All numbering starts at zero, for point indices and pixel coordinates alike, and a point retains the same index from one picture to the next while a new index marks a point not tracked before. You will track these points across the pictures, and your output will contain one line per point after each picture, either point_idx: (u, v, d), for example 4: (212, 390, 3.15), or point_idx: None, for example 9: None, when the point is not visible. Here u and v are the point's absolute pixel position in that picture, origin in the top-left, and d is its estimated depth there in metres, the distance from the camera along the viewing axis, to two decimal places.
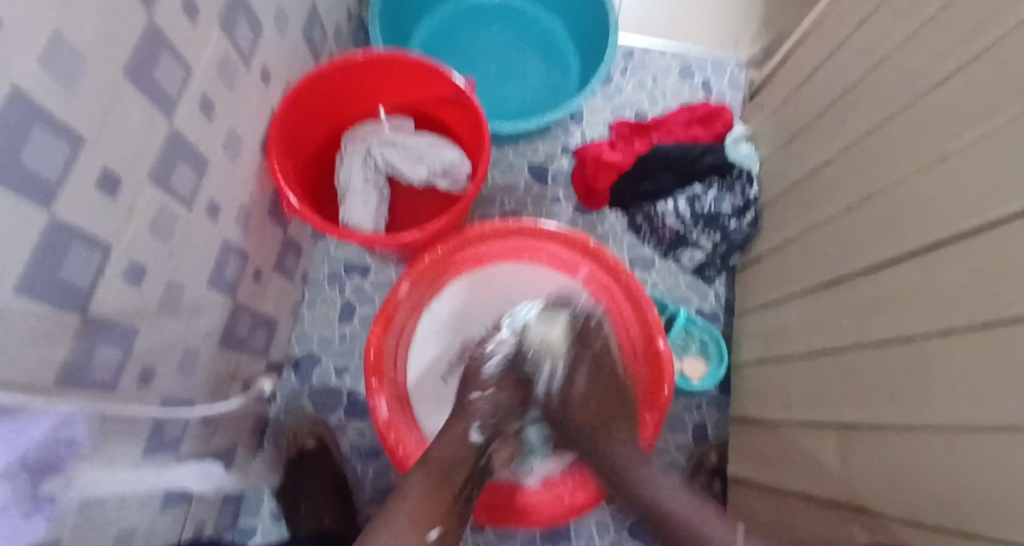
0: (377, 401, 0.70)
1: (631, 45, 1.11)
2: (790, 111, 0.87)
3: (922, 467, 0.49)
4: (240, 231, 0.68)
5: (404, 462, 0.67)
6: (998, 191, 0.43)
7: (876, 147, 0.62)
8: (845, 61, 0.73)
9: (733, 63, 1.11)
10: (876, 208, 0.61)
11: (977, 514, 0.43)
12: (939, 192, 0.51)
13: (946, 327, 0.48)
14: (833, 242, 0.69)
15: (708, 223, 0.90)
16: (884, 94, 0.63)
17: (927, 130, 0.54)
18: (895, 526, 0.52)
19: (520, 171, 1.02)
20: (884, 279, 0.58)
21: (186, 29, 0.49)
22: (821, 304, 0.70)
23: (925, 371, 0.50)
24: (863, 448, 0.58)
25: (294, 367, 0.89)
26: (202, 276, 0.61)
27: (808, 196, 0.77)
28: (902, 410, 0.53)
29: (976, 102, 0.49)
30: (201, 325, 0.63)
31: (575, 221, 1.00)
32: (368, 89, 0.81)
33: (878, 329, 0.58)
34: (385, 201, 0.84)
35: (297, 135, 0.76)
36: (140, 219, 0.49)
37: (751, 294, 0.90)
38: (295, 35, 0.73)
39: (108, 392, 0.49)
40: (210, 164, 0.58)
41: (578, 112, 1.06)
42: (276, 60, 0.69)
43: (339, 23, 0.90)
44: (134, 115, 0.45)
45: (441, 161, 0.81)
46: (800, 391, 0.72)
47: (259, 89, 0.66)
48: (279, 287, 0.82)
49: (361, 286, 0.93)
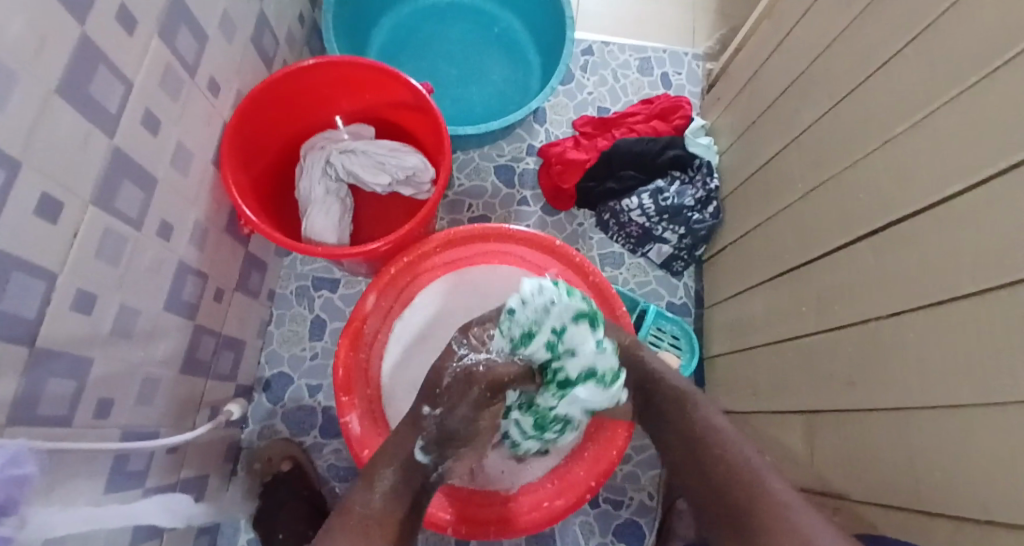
0: (350, 417, 0.69)
1: (589, 43, 1.12)
2: (744, 103, 0.89)
3: (885, 444, 0.51)
4: (196, 251, 0.65)
5: None
6: (947, 173, 0.45)
7: (826, 135, 0.64)
8: (793, 52, 0.75)
9: (689, 57, 1.13)
10: (828, 194, 0.63)
11: (940, 489, 0.44)
12: (888, 177, 0.53)
13: (902, 307, 0.50)
14: (791, 229, 0.71)
15: (673, 216, 0.91)
16: (830, 83, 0.65)
17: (872, 116, 0.56)
18: (863, 503, 0.54)
19: (486, 174, 1.02)
20: (840, 263, 0.60)
21: (123, 42, 0.47)
22: (783, 291, 0.72)
23: (881, 351, 0.52)
24: (828, 429, 0.59)
25: (265, 387, 0.86)
26: (157, 299, 0.59)
27: (765, 186, 0.79)
28: (861, 390, 0.55)
29: (914, 87, 0.50)
30: (159, 350, 0.61)
31: (544, 222, 1.01)
32: (324, 99, 0.80)
33: (837, 312, 0.60)
34: (349, 212, 0.82)
35: (252, 148, 0.74)
36: (86, 243, 0.46)
37: (717, 285, 0.92)
38: (243, 46, 0.71)
39: (62, 426, 0.46)
40: (159, 183, 0.56)
41: (541, 112, 1.07)
42: (225, 73, 0.67)
43: (290, 32, 0.88)
44: (71, 135, 0.43)
45: (402, 168, 0.80)
46: (768, 377, 0.73)
47: (208, 103, 0.64)
48: (243, 305, 0.80)
49: (330, 299, 0.91)
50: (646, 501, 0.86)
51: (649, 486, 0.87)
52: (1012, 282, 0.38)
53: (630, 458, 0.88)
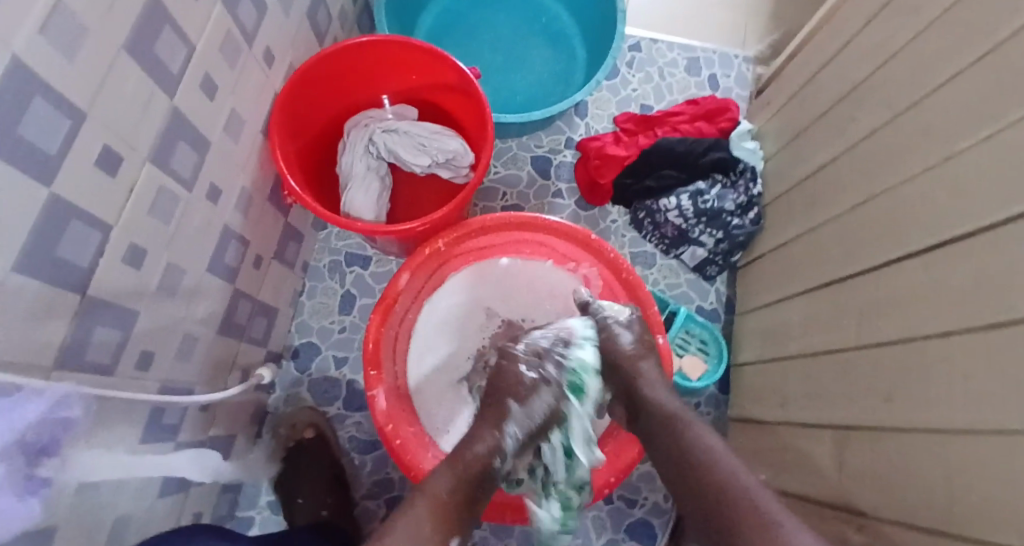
0: (376, 391, 0.68)
1: (637, 39, 1.11)
2: (795, 109, 0.86)
3: (920, 466, 0.49)
4: (241, 217, 0.67)
5: (400, 451, 0.66)
6: (1011, 192, 0.43)
7: (883, 145, 0.62)
8: (852, 60, 0.72)
9: (739, 60, 1.11)
10: (880, 208, 0.61)
11: (975, 515, 0.42)
12: (947, 191, 0.51)
13: (951, 327, 0.48)
14: (836, 241, 0.68)
15: (711, 219, 0.89)
16: (891, 94, 0.62)
17: (936, 128, 0.54)
18: (889, 524, 0.52)
19: (523, 164, 1.02)
20: (886, 279, 0.58)
21: (189, 6, 0.49)
22: (823, 304, 0.69)
23: (926, 371, 0.50)
24: (860, 448, 0.58)
25: (293, 356, 0.88)
26: (202, 259, 0.61)
27: (811, 195, 0.77)
28: (900, 410, 0.53)
29: (986, 102, 0.48)
30: (199, 310, 0.62)
31: (577, 216, 1.00)
32: (372, 76, 0.80)
33: (880, 328, 0.58)
34: (387, 191, 0.83)
35: (300, 121, 0.75)
36: (140, 199, 0.48)
37: (751, 294, 0.90)
38: (299, 19, 0.72)
39: (106, 373, 0.48)
40: (212, 147, 0.58)
41: (583, 106, 1.06)
42: (280, 45, 0.69)
43: (343, 9, 0.88)
44: (134, 93, 0.44)
45: (443, 151, 0.81)
46: (798, 390, 0.72)
47: (262, 73, 0.66)
48: (278, 274, 0.81)
49: (361, 275, 0.92)
50: (660, 502, 0.86)
51: (666, 488, 0.87)
52: None
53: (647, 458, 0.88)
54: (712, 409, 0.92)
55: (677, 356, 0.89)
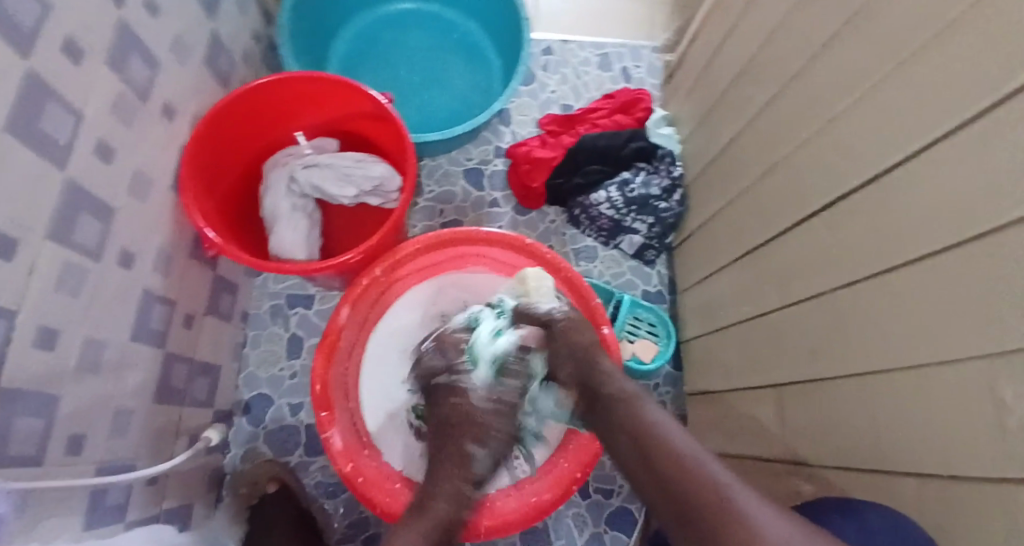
0: (331, 432, 0.67)
1: (549, 43, 1.13)
2: (702, 92, 0.91)
3: (849, 411, 0.53)
4: (161, 278, 0.64)
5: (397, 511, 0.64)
6: (892, 146, 0.47)
7: (777, 118, 0.66)
8: (744, 40, 0.76)
9: (647, 50, 1.15)
10: (784, 176, 0.65)
11: (902, 447, 0.46)
12: (834, 153, 0.55)
13: (858, 276, 0.51)
14: (751, 213, 0.72)
15: (641, 207, 0.93)
16: (779, 68, 0.66)
17: (818, 95, 0.58)
18: (831, 470, 0.55)
19: (455, 179, 1.02)
20: (799, 241, 0.61)
21: (70, 72, 0.47)
22: (749, 274, 0.73)
23: (841, 323, 0.54)
24: (797, 402, 0.61)
25: (245, 410, 0.85)
26: (124, 330, 0.58)
27: (726, 171, 0.80)
28: (826, 362, 0.56)
29: (858, 67, 0.52)
30: (129, 382, 0.59)
31: (516, 222, 1.01)
32: (285, 114, 0.79)
33: (800, 286, 0.61)
34: (316, 226, 0.81)
35: (212, 170, 0.73)
36: (45, 279, 0.46)
37: (689, 271, 0.93)
38: (198, 67, 0.71)
39: (33, 466, 0.45)
40: (118, 212, 0.56)
41: (506, 114, 1.07)
42: (180, 95, 0.67)
43: (246, 49, 0.87)
44: (24, 173, 0.42)
45: (368, 179, 0.80)
46: (738, 358, 0.75)
47: (164, 127, 0.64)
48: (215, 329, 0.79)
49: (306, 315, 0.90)
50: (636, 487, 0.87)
51: None
52: (954, 245, 0.40)
53: None
54: (670, 387, 0.94)
55: (628, 342, 0.91)
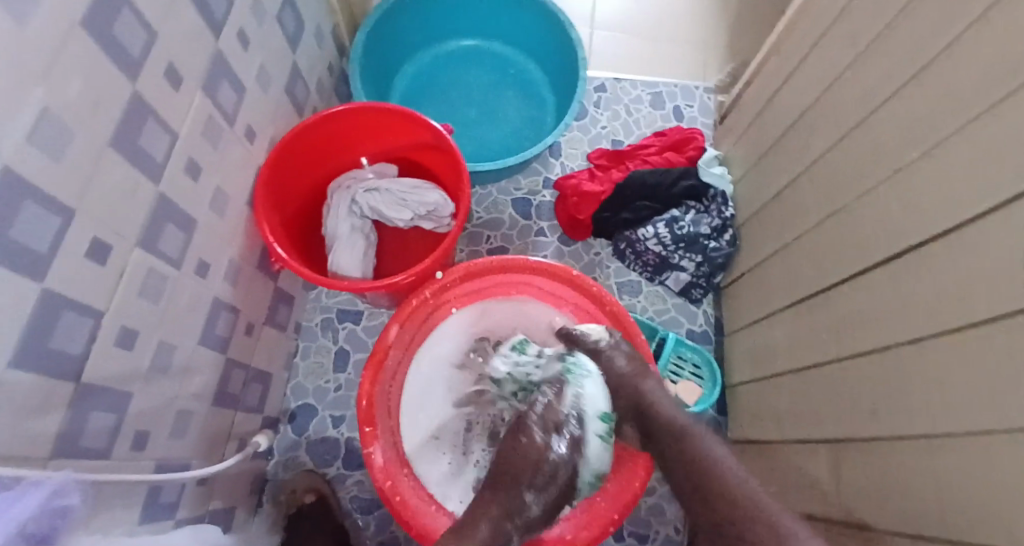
0: (373, 448, 0.68)
1: (602, 80, 1.16)
2: (755, 134, 0.91)
3: (909, 475, 0.50)
4: (230, 288, 0.69)
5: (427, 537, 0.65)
6: (959, 200, 0.46)
7: (836, 164, 0.65)
8: (801, 85, 0.76)
9: (700, 90, 1.16)
10: (842, 223, 0.63)
11: (970, 520, 0.43)
12: (901, 203, 0.53)
13: (923, 333, 0.49)
14: (808, 258, 0.71)
15: (689, 245, 0.92)
16: (839, 114, 0.66)
17: (880, 145, 0.57)
18: (892, 538, 0.52)
19: (504, 207, 1.05)
20: (858, 291, 0.59)
21: (169, 97, 0.52)
22: (803, 320, 0.71)
23: (903, 379, 0.52)
24: (853, 460, 0.58)
25: (290, 419, 0.88)
26: (193, 335, 0.62)
27: (781, 214, 0.79)
28: (885, 419, 0.54)
29: (923, 117, 0.51)
30: (192, 384, 0.63)
31: (561, 252, 1.03)
32: (351, 141, 0.84)
33: (858, 338, 0.59)
34: (372, 247, 0.85)
35: (282, 190, 0.78)
36: (130, 282, 0.50)
37: (737, 313, 0.91)
38: (278, 95, 0.77)
39: (101, 457, 0.49)
40: (199, 225, 0.60)
41: (557, 147, 1.10)
42: (260, 120, 0.72)
43: (320, 79, 0.93)
44: (121, 183, 0.46)
45: (424, 205, 0.83)
46: (790, 406, 0.72)
47: (245, 149, 0.69)
48: (271, 339, 0.82)
49: (354, 331, 0.93)
50: (673, 535, 0.85)
51: (674, 521, 0.86)
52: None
53: (654, 491, 0.87)
54: None
55: (671, 382, 0.89)
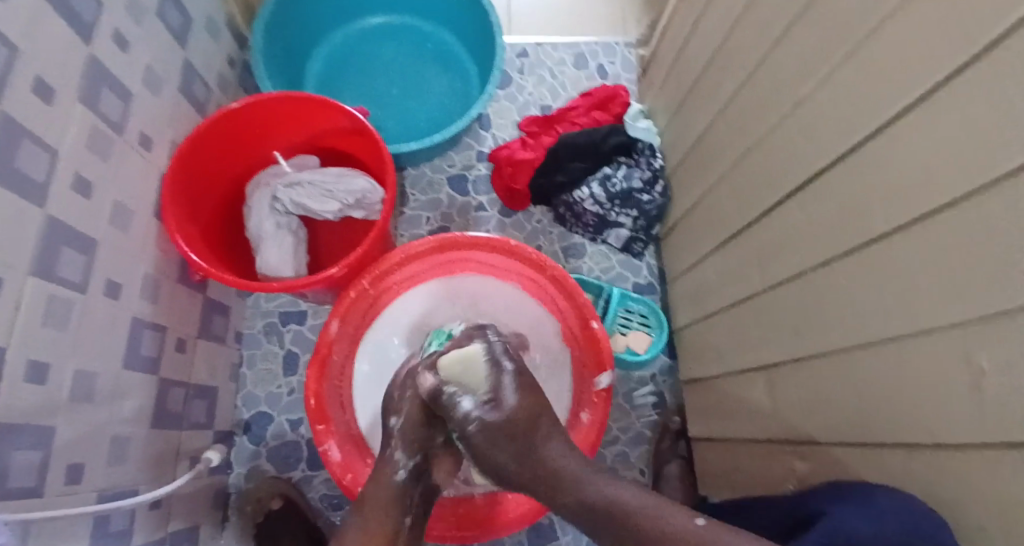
0: (328, 445, 0.69)
1: (523, 46, 1.14)
2: (674, 83, 0.92)
3: (835, 389, 0.53)
4: (150, 304, 0.65)
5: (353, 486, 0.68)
6: (850, 125, 0.48)
7: (745, 105, 0.67)
8: (708, 29, 0.77)
9: (621, 46, 1.16)
10: (756, 159, 0.65)
11: (897, 417, 0.45)
12: (801, 135, 0.55)
13: (833, 255, 0.52)
14: (730, 200, 0.73)
15: (624, 200, 0.93)
16: (742, 54, 0.67)
17: (781, 80, 0.59)
18: (825, 447, 0.55)
19: (440, 186, 1.03)
20: (774, 223, 0.62)
21: (42, 112, 0.48)
22: (730, 260, 0.74)
23: (819, 302, 0.54)
24: (786, 382, 0.61)
25: (245, 430, 0.86)
26: (115, 359, 0.59)
27: (703, 158, 0.81)
28: (807, 339, 0.57)
29: (813, 49, 0.53)
30: (125, 407, 0.60)
31: (502, 224, 1.02)
32: (263, 133, 0.80)
33: (779, 268, 0.62)
34: (303, 243, 0.82)
35: (194, 196, 0.74)
36: (32, 314, 0.46)
37: (676, 260, 0.93)
38: (173, 96, 0.72)
39: (35, 496, 0.46)
40: (101, 243, 0.56)
41: (486, 118, 1.08)
42: (156, 125, 0.68)
43: (222, 74, 0.88)
44: (2, 209, 0.43)
45: (351, 193, 0.80)
46: (728, 342, 0.75)
47: (143, 157, 0.65)
48: (207, 353, 0.79)
49: (300, 331, 0.91)
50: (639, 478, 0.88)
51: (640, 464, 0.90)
52: (919, 218, 0.40)
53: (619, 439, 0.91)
54: (668, 377, 0.94)
55: (621, 334, 0.91)
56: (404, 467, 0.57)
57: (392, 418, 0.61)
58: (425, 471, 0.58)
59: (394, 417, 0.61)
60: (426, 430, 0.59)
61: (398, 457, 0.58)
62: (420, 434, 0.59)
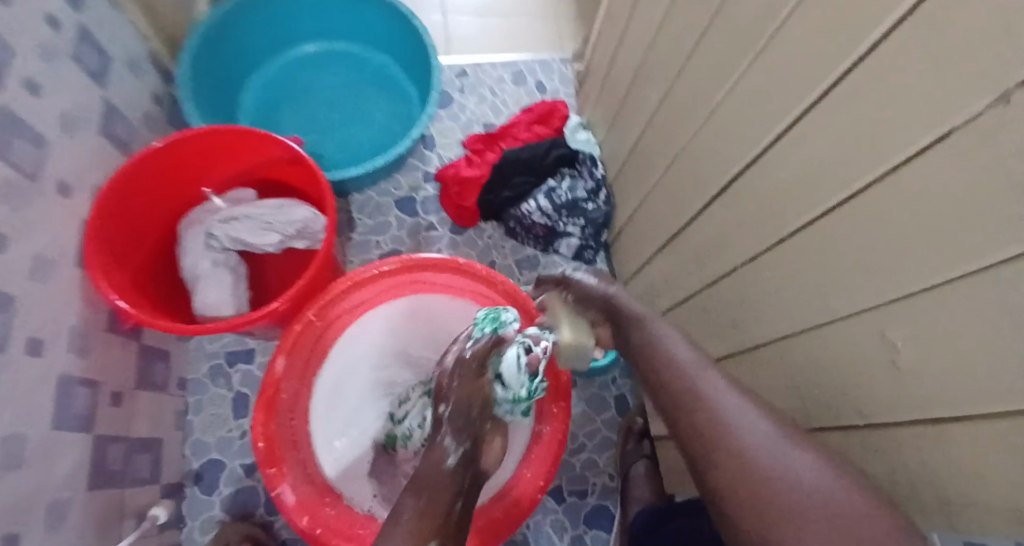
0: (281, 488, 0.65)
1: (460, 65, 1.15)
2: (607, 95, 0.95)
3: (776, 379, 0.55)
4: (79, 359, 0.61)
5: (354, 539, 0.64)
6: (755, 130, 0.51)
7: (670, 114, 0.69)
8: (631, 43, 0.81)
9: (557, 61, 1.19)
10: (683, 165, 0.67)
11: (829, 404, 0.48)
12: (719, 139, 0.58)
13: (759, 251, 0.54)
14: (665, 204, 0.75)
15: (570, 210, 0.94)
16: (662, 67, 0.70)
17: (696, 89, 0.62)
18: None
19: (387, 209, 1.02)
20: (706, 225, 0.64)
21: None
22: (672, 262, 0.76)
23: (753, 298, 0.57)
24: (732, 376, 0.63)
25: (196, 480, 0.82)
26: (44, 420, 0.55)
27: (638, 165, 0.83)
28: (747, 334, 0.59)
29: (719, 61, 0.56)
30: (59, 470, 0.56)
31: (455, 242, 1.02)
32: (192, 169, 0.77)
33: (715, 267, 0.64)
34: (244, 278, 0.78)
35: (121, 240, 0.70)
36: None
37: (626, 265, 0.95)
38: (94, 138, 0.69)
39: None
40: (21, 298, 0.53)
41: (429, 139, 1.09)
42: (76, 170, 0.64)
43: (148, 111, 0.85)
44: None
45: (291, 223, 0.78)
46: None
47: (62, 205, 0.61)
48: (149, 404, 0.75)
49: (249, 371, 0.88)
50: (609, 482, 0.87)
51: (609, 468, 0.88)
52: (824, 212, 0.43)
53: (585, 446, 0.90)
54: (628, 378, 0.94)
55: None
56: (455, 452, 0.55)
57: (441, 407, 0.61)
58: (471, 456, 0.57)
59: (443, 404, 0.61)
60: (471, 401, 0.60)
61: (446, 440, 0.57)
62: (464, 417, 0.59)
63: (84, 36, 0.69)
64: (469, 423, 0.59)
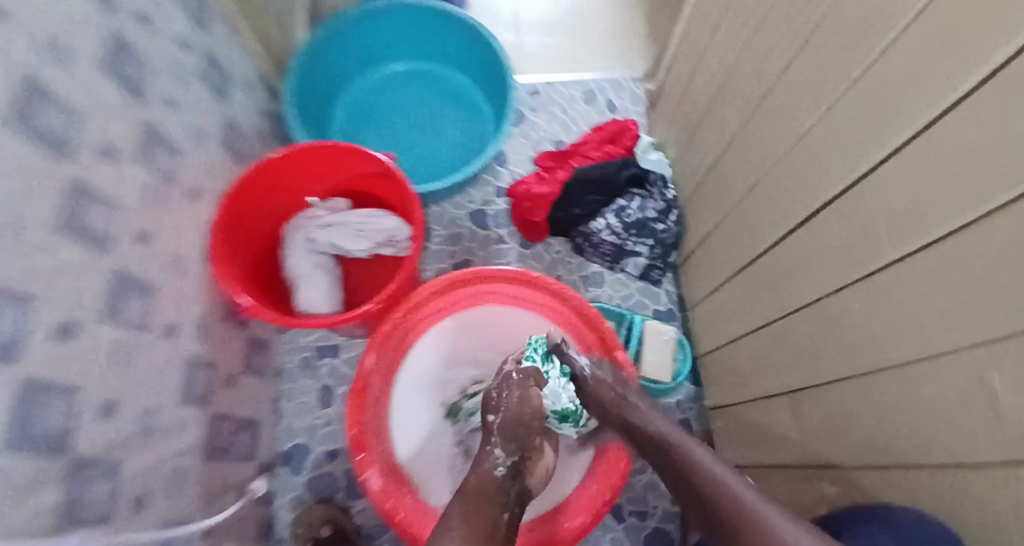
0: (368, 474, 0.72)
1: (533, 85, 1.20)
2: (682, 117, 0.97)
3: (856, 412, 0.55)
4: (202, 345, 0.70)
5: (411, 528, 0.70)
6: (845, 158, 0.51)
7: (751, 138, 0.71)
8: (711, 68, 0.82)
9: (629, 81, 1.22)
10: (763, 188, 0.68)
11: (917, 440, 0.48)
12: (802, 167, 0.59)
13: (844, 278, 0.54)
14: (742, 227, 0.76)
15: (639, 230, 0.98)
16: (743, 92, 0.72)
17: (779, 116, 0.63)
18: (853, 471, 0.57)
19: (462, 222, 1.08)
20: (785, 250, 0.65)
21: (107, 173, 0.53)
22: (747, 284, 0.77)
23: (834, 326, 0.57)
24: (810, 408, 0.64)
25: (286, 461, 0.90)
26: (173, 394, 0.63)
27: (714, 187, 0.85)
28: (828, 363, 0.59)
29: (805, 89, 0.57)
30: (181, 440, 0.64)
31: (523, 255, 1.06)
32: (293, 179, 0.85)
33: (793, 294, 0.64)
34: (338, 279, 0.87)
35: (237, 241, 0.80)
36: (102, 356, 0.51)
37: (693, 285, 0.97)
38: (216, 150, 0.78)
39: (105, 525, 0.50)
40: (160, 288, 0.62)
41: (503, 155, 1.14)
42: (204, 177, 0.74)
43: (257, 126, 0.95)
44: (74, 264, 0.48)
45: (381, 231, 0.85)
46: (750, 366, 0.78)
47: (192, 208, 0.70)
48: (251, 387, 0.84)
49: (335, 365, 0.95)
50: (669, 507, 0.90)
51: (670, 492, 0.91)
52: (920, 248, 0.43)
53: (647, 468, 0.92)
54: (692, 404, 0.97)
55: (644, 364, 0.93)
56: (503, 463, 0.62)
57: (490, 416, 0.69)
58: (520, 469, 0.63)
59: (492, 413, 0.69)
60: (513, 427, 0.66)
61: (494, 448, 0.64)
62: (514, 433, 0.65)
63: (212, 61, 0.78)
64: (516, 435, 0.65)
